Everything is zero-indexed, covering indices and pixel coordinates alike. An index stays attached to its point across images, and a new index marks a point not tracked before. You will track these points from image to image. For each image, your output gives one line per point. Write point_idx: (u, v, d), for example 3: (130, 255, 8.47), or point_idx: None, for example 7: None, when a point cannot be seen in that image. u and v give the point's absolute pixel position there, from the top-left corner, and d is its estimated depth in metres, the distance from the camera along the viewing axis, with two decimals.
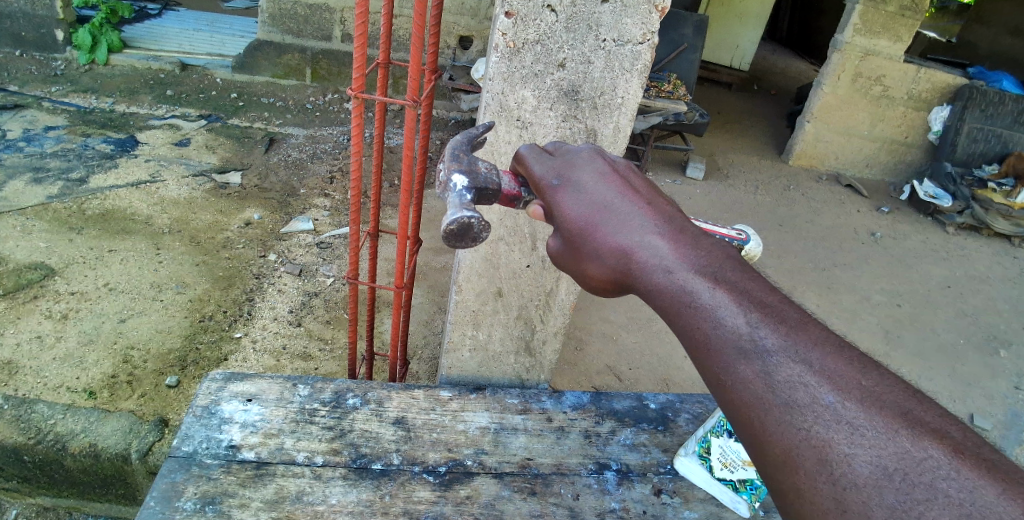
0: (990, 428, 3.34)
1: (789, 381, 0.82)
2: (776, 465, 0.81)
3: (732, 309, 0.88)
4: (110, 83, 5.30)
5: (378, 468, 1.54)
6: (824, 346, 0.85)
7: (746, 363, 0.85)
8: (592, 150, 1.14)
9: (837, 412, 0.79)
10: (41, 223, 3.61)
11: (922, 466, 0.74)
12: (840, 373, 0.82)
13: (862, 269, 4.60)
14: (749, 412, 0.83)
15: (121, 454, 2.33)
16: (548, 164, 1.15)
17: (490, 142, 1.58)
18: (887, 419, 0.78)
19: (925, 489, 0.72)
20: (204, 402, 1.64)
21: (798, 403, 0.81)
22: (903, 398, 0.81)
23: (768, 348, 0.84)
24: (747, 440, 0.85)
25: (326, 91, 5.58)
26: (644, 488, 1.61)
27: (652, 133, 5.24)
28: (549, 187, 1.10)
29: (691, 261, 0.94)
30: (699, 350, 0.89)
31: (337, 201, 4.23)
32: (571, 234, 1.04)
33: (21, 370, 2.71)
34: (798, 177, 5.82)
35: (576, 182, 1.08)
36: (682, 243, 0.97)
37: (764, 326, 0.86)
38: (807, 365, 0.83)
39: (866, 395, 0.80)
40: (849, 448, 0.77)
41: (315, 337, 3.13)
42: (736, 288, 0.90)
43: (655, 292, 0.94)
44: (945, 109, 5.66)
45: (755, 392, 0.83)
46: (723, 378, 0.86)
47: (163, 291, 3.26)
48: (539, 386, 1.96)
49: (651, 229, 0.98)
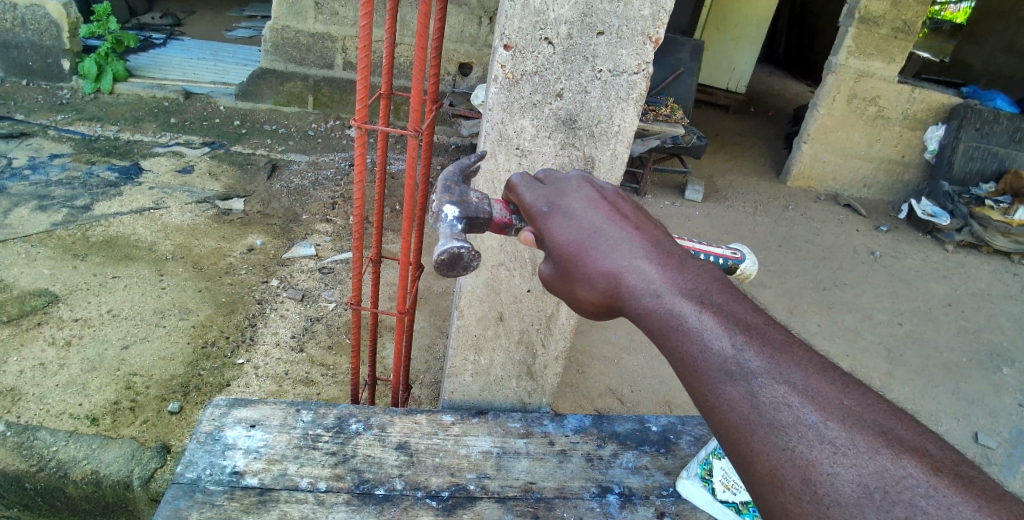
0: (995, 446, 3.33)
1: (773, 402, 0.84)
2: (763, 485, 0.83)
3: (717, 331, 0.90)
4: (115, 111, 5.37)
5: (381, 494, 1.54)
6: (807, 367, 0.87)
7: (732, 384, 0.86)
8: (581, 177, 1.16)
9: (820, 432, 0.81)
10: (46, 250, 3.64)
11: (901, 485, 0.75)
12: (822, 393, 0.84)
13: (861, 288, 4.61)
14: (737, 432, 0.85)
15: (123, 481, 2.33)
16: (539, 190, 1.17)
17: (490, 169, 1.61)
18: (869, 438, 0.80)
19: (904, 508, 0.74)
20: (207, 428, 1.65)
21: (783, 423, 0.83)
22: (884, 417, 0.83)
23: (753, 370, 0.86)
24: (734, 460, 0.86)
25: (327, 118, 5.66)
26: (647, 511, 1.61)
27: (650, 156, 5.30)
28: (540, 213, 1.12)
29: (678, 284, 0.96)
30: (687, 372, 0.91)
31: (339, 227, 4.26)
32: (562, 259, 1.05)
33: (24, 397, 2.71)
34: (796, 197, 5.86)
35: (567, 208, 1.10)
36: (669, 267, 0.99)
37: (749, 348, 0.88)
38: (791, 386, 0.85)
39: (847, 414, 0.82)
40: (831, 467, 0.79)
41: (317, 363, 3.14)
42: (721, 310, 0.92)
43: (644, 316, 0.96)
44: (940, 128, 5.72)
45: (741, 412, 0.85)
46: (710, 399, 0.88)
47: (166, 317, 3.28)
48: (541, 409, 1.97)
49: (639, 254, 1.01)
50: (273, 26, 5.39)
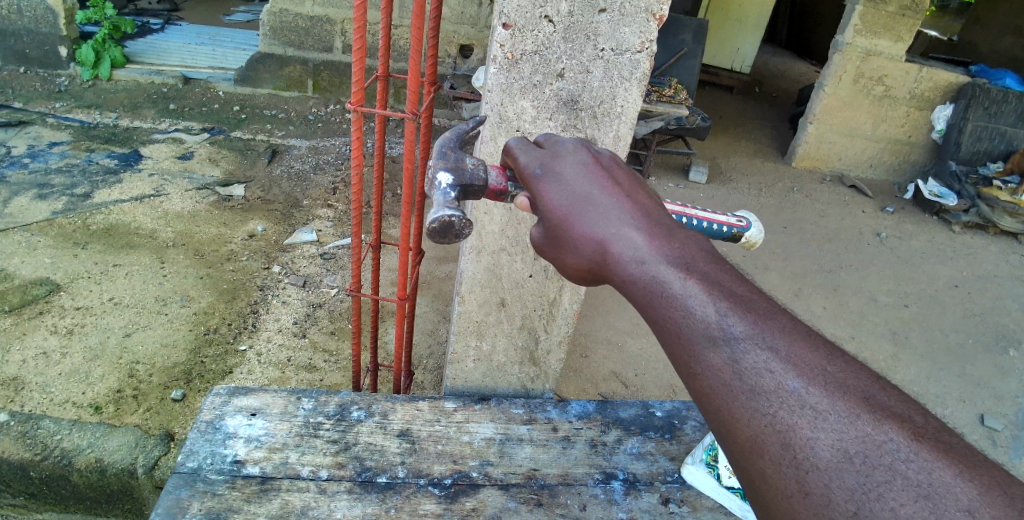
0: (1002, 428, 3.31)
1: (754, 368, 0.81)
2: (743, 452, 0.81)
3: (702, 298, 0.87)
4: (113, 98, 5.33)
5: (383, 481, 1.53)
6: (791, 335, 0.84)
7: (714, 350, 0.84)
8: (577, 141, 1.13)
9: (801, 397, 0.78)
10: (46, 239, 3.62)
11: (883, 449, 0.73)
12: (805, 359, 0.81)
13: (869, 271, 4.56)
14: (717, 398, 0.82)
15: (127, 469, 2.33)
16: (534, 152, 1.13)
17: (490, 153, 1.56)
18: (849, 404, 0.77)
19: (885, 471, 0.72)
20: (208, 416, 1.64)
21: (763, 388, 0.80)
22: (867, 384, 0.80)
23: (736, 336, 0.83)
24: (714, 426, 0.84)
25: (327, 102, 5.62)
26: (651, 497, 1.59)
27: (654, 138, 5.23)
28: (534, 174, 1.09)
29: (666, 252, 0.93)
30: (669, 339, 0.88)
31: (340, 212, 4.24)
32: (551, 223, 1.02)
33: (26, 387, 2.71)
34: (801, 179, 5.80)
35: (561, 173, 1.06)
36: (657, 236, 0.96)
37: (732, 314, 0.85)
38: (773, 352, 0.82)
39: (830, 380, 0.79)
40: (812, 432, 0.76)
41: (320, 349, 3.13)
42: (707, 279, 0.89)
43: (628, 283, 0.93)
44: (949, 108, 5.65)
45: (722, 378, 0.82)
46: (692, 366, 0.85)
47: (168, 304, 3.26)
48: (544, 395, 1.95)
49: (627, 222, 0.97)
50: (271, 9, 5.34)
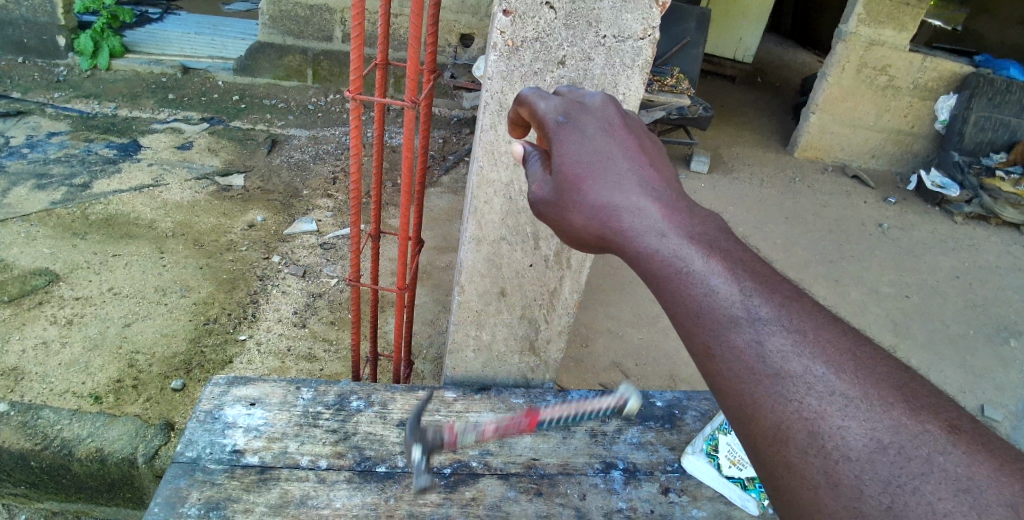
0: (1001, 419, 3.30)
1: (780, 352, 0.78)
2: (766, 439, 0.78)
3: (725, 278, 0.83)
4: (112, 88, 5.30)
5: (382, 471, 1.52)
6: (817, 319, 0.80)
7: (736, 331, 0.80)
8: (605, 96, 1.07)
9: (830, 384, 0.75)
10: (46, 229, 3.61)
11: (918, 440, 0.70)
12: (833, 345, 0.77)
13: (870, 262, 4.54)
14: (739, 383, 0.79)
15: (127, 458, 2.33)
16: (556, 100, 1.08)
17: (490, 141, 1.54)
18: (880, 392, 0.74)
19: (921, 463, 0.69)
20: (207, 406, 1.63)
21: (790, 373, 0.77)
22: (899, 371, 0.77)
23: (761, 318, 0.80)
24: (732, 410, 0.81)
25: (327, 92, 5.59)
26: (651, 487, 1.58)
27: (655, 128, 5.21)
28: (554, 123, 1.04)
29: (685, 228, 0.89)
30: (686, 318, 0.84)
31: (340, 202, 4.22)
32: (565, 182, 0.97)
33: (27, 377, 2.71)
34: (803, 169, 5.78)
35: (583, 129, 1.01)
36: (677, 210, 0.91)
37: (758, 296, 0.81)
38: (799, 335, 0.78)
39: (861, 367, 0.76)
40: (843, 420, 0.73)
41: (320, 338, 3.12)
42: (731, 258, 0.85)
43: (641, 256, 0.89)
44: (952, 98, 5.59)
45: (745, 362, 0.79)
46: (711, 347, 0.82)
47: (167, 294, 3.26)
48: (544, 386, 1.95)
49: (647, 193, 0.93)
50: None
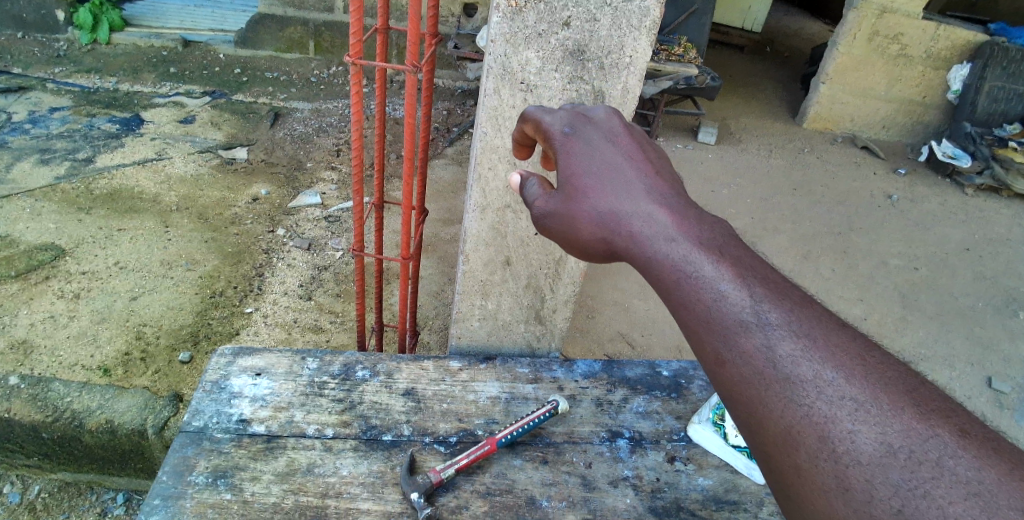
0: (1009, 391, 3.29)
1: (791, 356, 0.79)
2: (776, 445, 0.78)
3: (734, 283, 0.86)
4: (113, 62, 5.25)
5: (388, 439, 1.53)
6: (827, 324, 0.82)
7: (746, 336, 0.82)
8: (608, 108, 1.11)
9: (839, 388, 0.76)
10: (50, 204, 3.61)
11: (928, 444, 0.70)
12: (843, 349, 0.79)
13: (879, 234, 4.50)
14: (749, 388, 0.80)
15: (137, 429, 2.35)
16: (561, 113, 1.11)
17: (494, 106, 1.51)
18: (891, 396, 0.74)
19: (931, 468, 0.69)
20: (213, 376, 1.64)
21: (800, 377, 0.78)
22: (908, 377, 0.77)
23: (771, 323, 0.82)
24: (742, 415, 0.82)
25: (329, 63, 5.53)
26: (657, 455, 1.58)
27: (662, 98, 5.14)
28: (560, 134, 1.07)
29: (694, 234, 0.92)
30: (697, 325, 0.86)
31: (344, 175, 4.20)
32: (574, 191, 1.00)
33: (36, 350, 2.73)
34: (812, 140, 5.71)
35: (589, 138, 1.05)
36: (685, 216, 0.95)
37: (768, 302, 0.84)
38: (809, 340, 0.80)
39: (871, 372, 0.77)
40: (852, 424, 0.73)
41: (326, 311, 3.13)
42: (739, 264, 0.88)
43: (652, 261, 0.91)
44: (965, 67, 5.48)
45: (755, 366, 0.80)
46: (722, 352, 0.83)
47: (173, 268, 3.26)
48: (550, 354, 1.94)
49: (655, 200, 0.96)
50: None
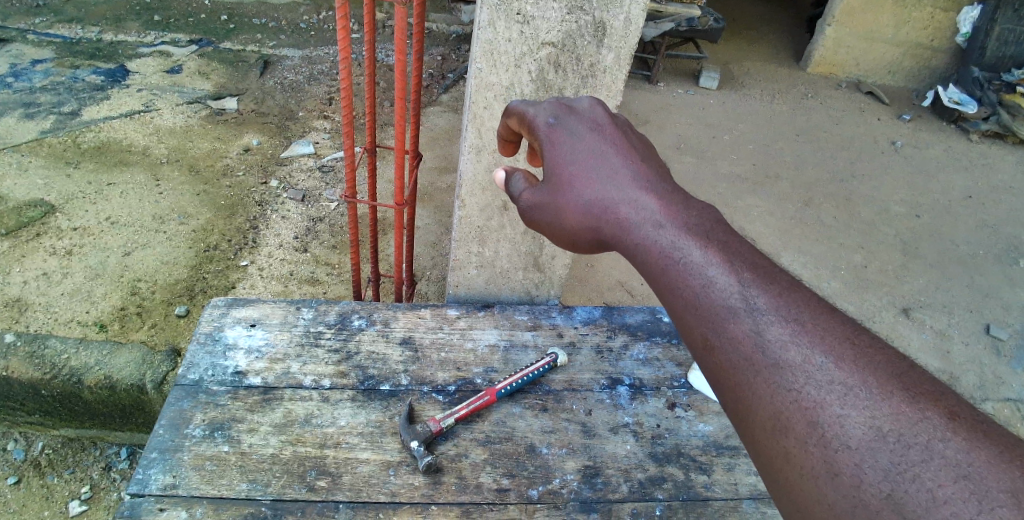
0: (1007, 337, 3.28)
1: (779, 341, 0.79)
2: (766, 433, 0.77)
3: (722, 269, 0.86)
4: (95, 11, 5.07)
5: (386, 389, 1.51)
6: (816, 309, 0.82)
7: (735, 321, 0.82)
8: (591, 97, 1.11)
9: (828, 372, 0.75)
10: (38, 159, 3.54)
11: (918, 428, 0.69)
12: (832, 333, 0.78)
13: (882, 180, 4.43)
14: (740, 373, 0.80)
15: (136, 385, 2.34)
16: (543, 104, 1.11)
17: (489, 39, 1.43)
18: (880, 380, 0.73)
19: (920, 451, 0.67)
20: (207, 328, 1.61)
21: (789, 363, 0.77)
22: (896, 360, 0.76)
23: (759, 308, 0.82)
24: (731, 403, 0.82)
25: (319, 9, 5.36)
26: (658, 402, 1.57)
27: (663, 42, 4.99)
28: (544, 126, 1.05)
29: (682, 220, 0.93)
30: (686, 313, 0.87)
31: (337, 124, 4.10)
32: (560, 181, 1.01)
33: (30, 308, 2.70)
34: (815, 85, 5.58)
35: (572, 126, 1.04)
36: (672, 202, 0.96)
37: (754, 286, 0.84)
38: (798, 325, 0.79)
39: (860, 355, 0.76)
40: (841, 409, 0.73)
41: (322, 263, 3.10)
42: (727, 249, 0.89)
43: (642, 248, 0.93)
44: (976, 8, 5.26)
45: (744, 352, 0.80)
46: (711, 339, 0.84)
47: (165, 222, 3.21)
48: (549, 301, 1.91)
49: (643, 187, 0.97)
50: None
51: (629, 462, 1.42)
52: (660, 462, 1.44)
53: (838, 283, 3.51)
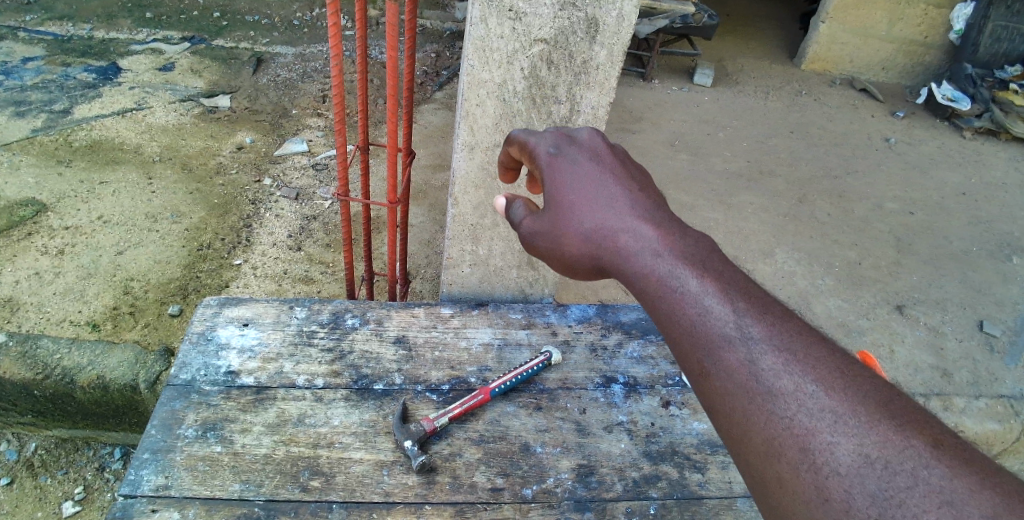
0: (1000, 334, 3.28)
1: (773, 369, 0.79)
2: (759, 458, 0.77)
3: (718, 297, 0.86)
4: (86, 7, 5.03)
5: (380, 389, 1.50)
6: (809, 338, 0.82)
7: (730, 350, 0.82)
8: (590, 126, 1.11)
9: (819, 400, 0.75)
10: (29, 158, 3.51)
11: (904, 454, 0.69)
12: (823, 361, 0.78)
13: (875, 177, 4.44)
14: (733, 400, 0.80)
15: (129, 384, 2.33)
16: (543, 132, 1.11)
17: (480, 36, 1.42)
18: (869, 408, 0.73)
19: (907, 477, 0.68)
20: (199, 328, 1.59)
21: (782, 391, 0.77)
22: (886, 388, 0.76)
23: (754, 337, 0.82)
24: (725, 429, 0.82)
25: (313, 6, 5.34)
26: (651, 400, 1.56)
27: (658, 38, 4.99)
28: (545, 154, 1.06)
29: (678, 247, 0.92)
30: (682, 341, 0.86)
31: (330, 121, 4.08)
32: (559, 208, 1.00)
33: (22, 307, 2.68)
34: (809, 82, 5.59)
35: (572, 155, 1.05)
36: (668, 229, 0.95)
37: (750, 315, 0.84)
38: (790, 354, 0.79)
39: (850, 382, 0.76)
40: (832, 436, 0.73)
41: (316, 261, 3.09)
42: (723, 277, 0.88)
43: (638, 275, 0.92)
44: (968, 6, 5.28)
45: (738, 380, 0.80)
46: (707, 367, 0.83)
47: (158, 221, 3.19)
48: (543, 300, 1.91)
49: (639, 215, 0.97)
50: None
51: (623, 461, 1.42)
52: (654, 460, 1.43)
53: (832, 280, 3.51)
